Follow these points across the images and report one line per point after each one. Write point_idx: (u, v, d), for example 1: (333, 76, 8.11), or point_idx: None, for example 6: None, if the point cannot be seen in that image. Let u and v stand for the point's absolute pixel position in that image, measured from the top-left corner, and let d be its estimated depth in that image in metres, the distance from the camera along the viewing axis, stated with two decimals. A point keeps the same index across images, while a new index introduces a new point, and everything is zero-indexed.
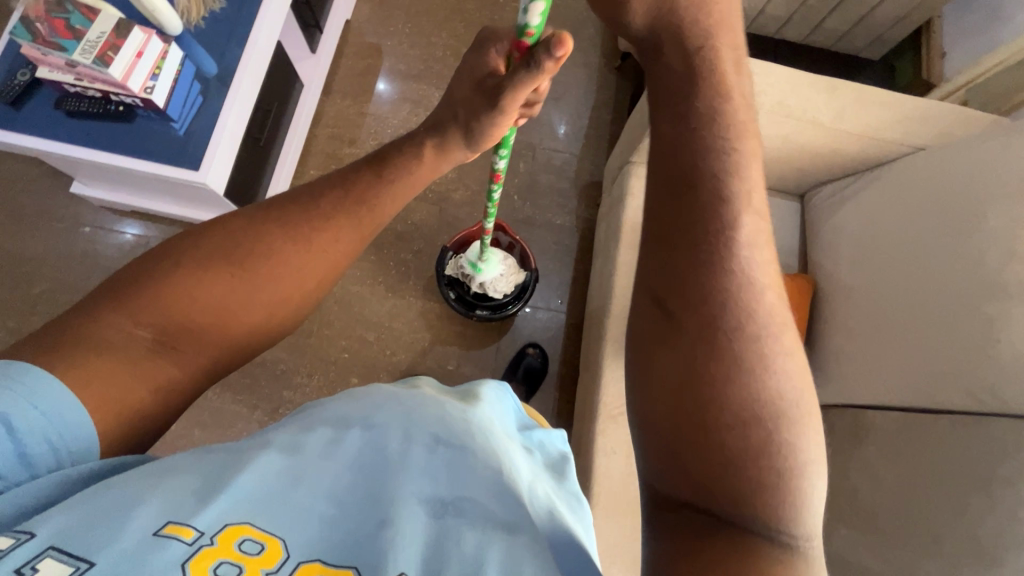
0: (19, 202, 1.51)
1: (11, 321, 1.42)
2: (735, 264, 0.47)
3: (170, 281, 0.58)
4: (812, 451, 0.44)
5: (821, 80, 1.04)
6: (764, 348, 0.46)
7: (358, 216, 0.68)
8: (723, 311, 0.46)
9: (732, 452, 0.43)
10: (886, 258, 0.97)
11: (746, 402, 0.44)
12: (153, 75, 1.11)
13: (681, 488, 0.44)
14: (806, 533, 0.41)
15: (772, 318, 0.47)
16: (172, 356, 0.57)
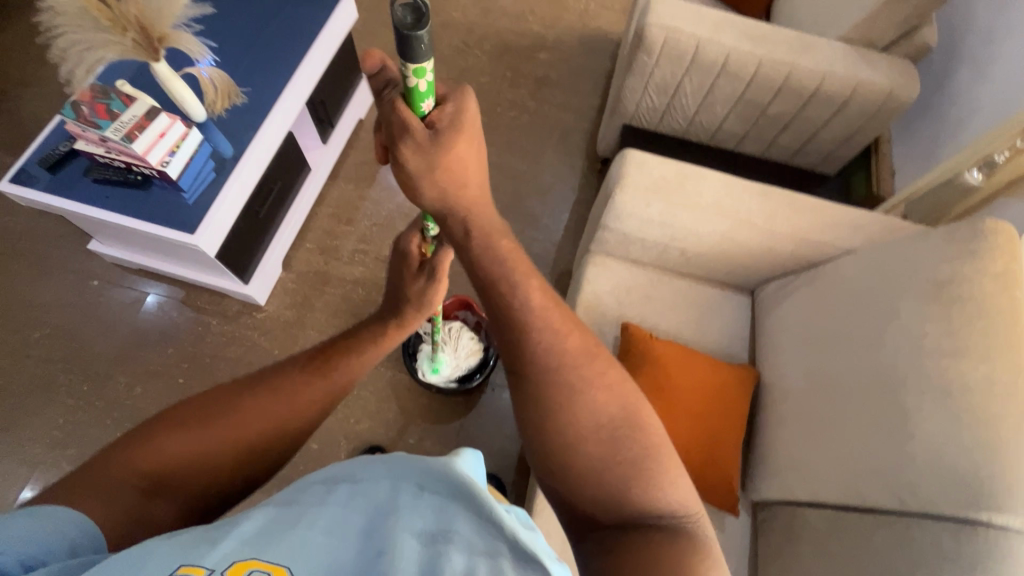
0: (42, 255, 1.67)
1: (7, 362, 1.52)
2: (543, 353, 0.60)
3: (172, 436, 0.62)
4: (649, 436, 0.61)
5: (755, 186, 1.14)
6: (585, 378, 0.61)
7: (342, 374, 0.71)
8: (546, 362, 0.60)
9: (599, 470, 0.58)
10: (818, 351, 1.00)
11: (600, 460, 0.58)
12: (171, 152, 1.28)
13: (581, 513, 0.58)
14: (673, 506, 0.58)
15: (580, 351, 0.61)
16: (166, 503, 0.59)
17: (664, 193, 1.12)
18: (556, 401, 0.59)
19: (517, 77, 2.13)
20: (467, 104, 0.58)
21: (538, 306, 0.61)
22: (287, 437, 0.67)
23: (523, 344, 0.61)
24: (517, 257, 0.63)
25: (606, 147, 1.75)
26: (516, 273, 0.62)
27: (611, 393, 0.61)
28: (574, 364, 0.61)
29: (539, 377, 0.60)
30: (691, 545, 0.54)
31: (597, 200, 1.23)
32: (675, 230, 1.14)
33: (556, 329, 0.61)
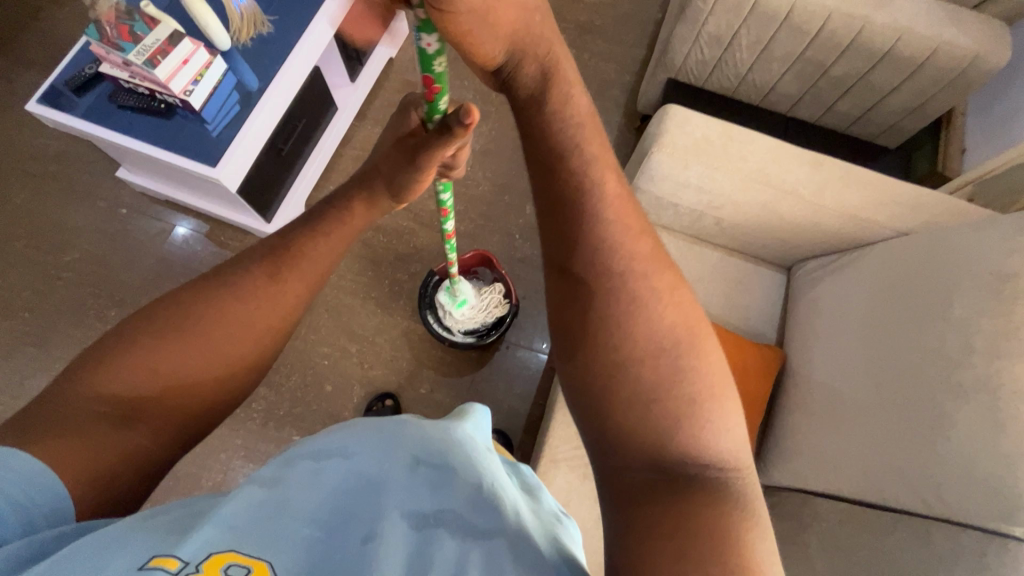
0: (73, 180, 1.69)
1: (39, 283, 1.57)
2: (607, 248, 0.53)
3: (129, 357, 0.58)
4: (712, 374, 0.52)
5: (805, 154, 1.04)
6: (648, 285, 0.53)
7: (304, 269, 0.69)
8: (610, 257, 0.53)
9: (650, 396, 0.49)
10: (853, 337, 0.93)
11: (654, 381, 0.50)
12: (195, 80, 1.26)
13: (619, 449, 0.49)
14: (723, 460, 0.49)
15: (647, 259, 0.54)
16: (140, 428, 0.56)
17: (704, 155, 1.03)
18: (612, 304, 0.52)
19: (558, 21, 1.99)
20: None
21: (611, 197, 0.54)
22: (253, 350, 0.64)
23: (585, 238, 0.53)
24: (593, 131, 0.56)
25: (646, 103, 1.64)
26: (590, 144, 0.55)
27: (677, 310, 0.53)
28: (638, 270, 0.53)
29: (595, 277, 0.53)
30: (741, 507, 0.46)
31: (630, 160, 1.15)
32: (712, 197, 1.06)
33: (625, 230, 0.54)
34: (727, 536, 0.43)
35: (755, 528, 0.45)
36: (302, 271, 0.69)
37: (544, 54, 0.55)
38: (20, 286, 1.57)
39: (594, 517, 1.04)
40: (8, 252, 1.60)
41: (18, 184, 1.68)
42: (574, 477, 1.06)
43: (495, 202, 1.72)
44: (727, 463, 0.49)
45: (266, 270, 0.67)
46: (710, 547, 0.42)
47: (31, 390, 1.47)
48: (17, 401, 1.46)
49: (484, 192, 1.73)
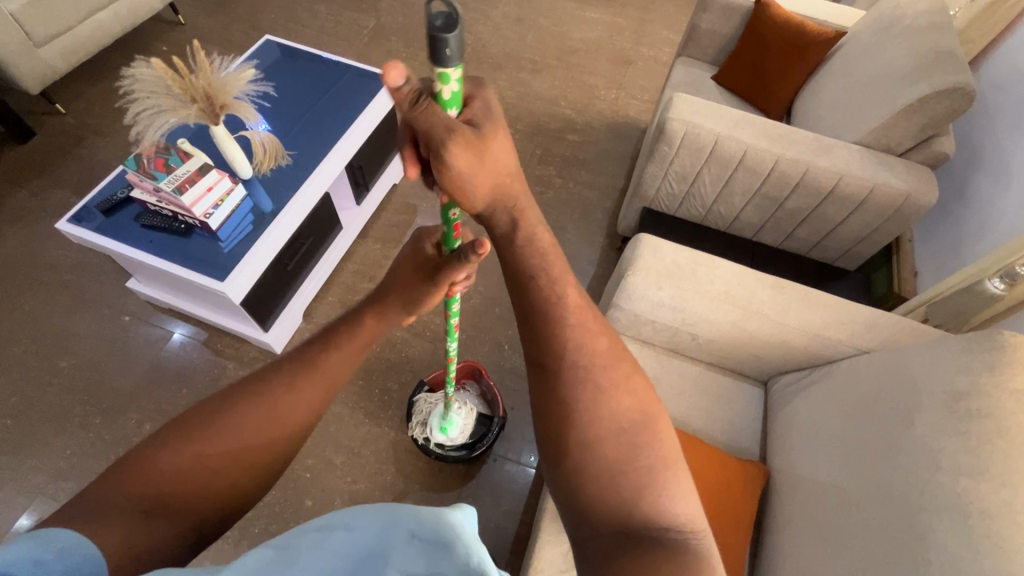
0: (83, 288, 1.77)
1: (29, 390, 1.58)
2: (569, 345, 0.61)
3: (159, 457, 0.61)
4: (667, 448, 0.58)
5: (768, 279, 1.15)
6: (605, 374, 0.60)
7: (326, 373, 0.72)
8: (573, 350, 0.61)
9: (613, 470, 0.55)
10: (829, 454, 0.96)
11: (615, 457, 0.55)
12: (215, 205, 1.39)
13: (592, 517, 0.54)
14: (684, 522, 0.54)
15: (606, 352, 0.62)
16: (160, 521, 0.58)
17: (676, 277, 1.13)
18: (580, 394, 0.58)
19: (545, 155, 2.24)
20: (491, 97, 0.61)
21: (571, 304, 0.63)
22: (277, 448, 0.67)
23: (557, 332, 0.61)
24: (558, 261, 0.65)
25: (625, 226, 1.80)
26: (552, 271, 0.64)
27: (631, 396, 0.60)
28: (599, 363, 0.61)
29: (560, 364, 0.60)
30: (701, 565, 0.51)
31: (609, 280, 1.25)
32: (686, 315, 1.14)
33: (585, 328, 0.62)
34: None
35: None
36: (320, 373, 0.72)
37: (513, 208, 0.65)
38: (8, 392, 1.57)
39: None
40: (5, 357, 1.63)
41: (29, 292, 1.75)
42: None
43: (486, 314, 1.81)
44: (687, 525, 0.54)
45: (287, 373, 0.71)
46: None
47: None
48: None
49: (476, 304, 1.82)
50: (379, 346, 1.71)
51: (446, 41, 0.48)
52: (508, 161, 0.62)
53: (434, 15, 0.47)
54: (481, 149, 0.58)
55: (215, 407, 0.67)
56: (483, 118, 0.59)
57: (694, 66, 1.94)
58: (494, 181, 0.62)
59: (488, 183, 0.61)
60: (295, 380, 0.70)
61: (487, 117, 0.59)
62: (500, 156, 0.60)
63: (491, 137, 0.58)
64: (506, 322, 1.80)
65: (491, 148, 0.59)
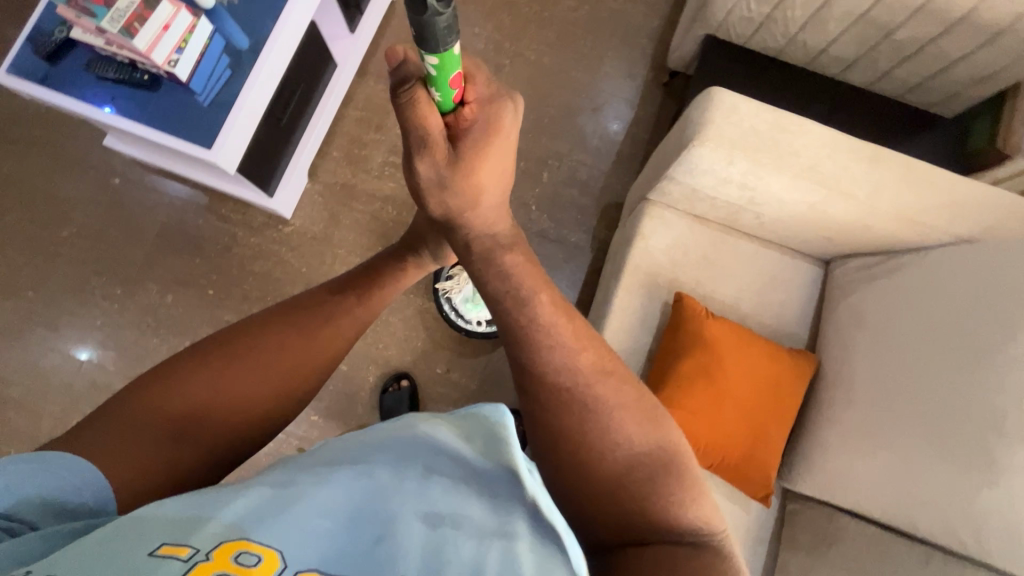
0: (59, 145, 1.58)
1: (39, 260, 1.52)
2: (549, 369, 0.57)
3: (191, 377, 0.62)
4: (671, 458, 0.57)
5: (864, 147, 0.93)
6: (597, 392, 0.57)
7: (358, 312, 0.72)
8: (557, 374, 0.57)
9: (615, 488, 0.55)
10: (892, 353, 0.90)
11: (612, 477, 0.55)
12: (178, 48, 1.13)
13: (602, 529, 0.55)
14: (699, 525, 0.55)
15: (593, 367, 0.58)
16: (191, 445, 0.59)
17: (753, 149, 0.93)
18: (570, 418, 0.56)
19: None
20: (505, 115, 0.54)
21: (546, 312, 0.58)
22: (304, 381, 0.67)
23: (533, 355, 0.57)
24: (529, 273, 0.60)
25: (679, 59, 1.48)
26: (522, 284, 0.59)
27: (631, 414, 0.57)
28: (587, 379, 0.57)
29: (541, 391, 0.57)
30: (717, 569, 0.52)
31: (665, 145, 1.05)
32: (755, 193, 0.98)
33: (569, 346, 0.58)
34: None
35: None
36: (355, 312, 0.72)
37: (478, 231, 0.59)
38: (19, 264, 1.51)
39: None
40: (1, 227, 1.53)
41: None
42: None
43: None
44: (701, 526, 0.55)
45: (326, 311, 0.71)
46: None
47: (47, 371, 1.46)
48: (34, 384, 1.45)
49: None
50: (395, 210, 1.57)
51: (438, 19, 0.42)
52: (497, 188, 0.57)
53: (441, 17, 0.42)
54: (452, 168, 0.54)
55: (241, 335, 0.67)
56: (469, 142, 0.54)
57: None
58: (468, 202, 0.56)
59: (455, 206, 0.57)
60: (325, 319, 0.70)
61: (476, 142, 0.54)
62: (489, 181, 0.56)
63: (475, 161, 0.54)
64: (533, 178, 1.62)
65: (468, 171, 0.54)
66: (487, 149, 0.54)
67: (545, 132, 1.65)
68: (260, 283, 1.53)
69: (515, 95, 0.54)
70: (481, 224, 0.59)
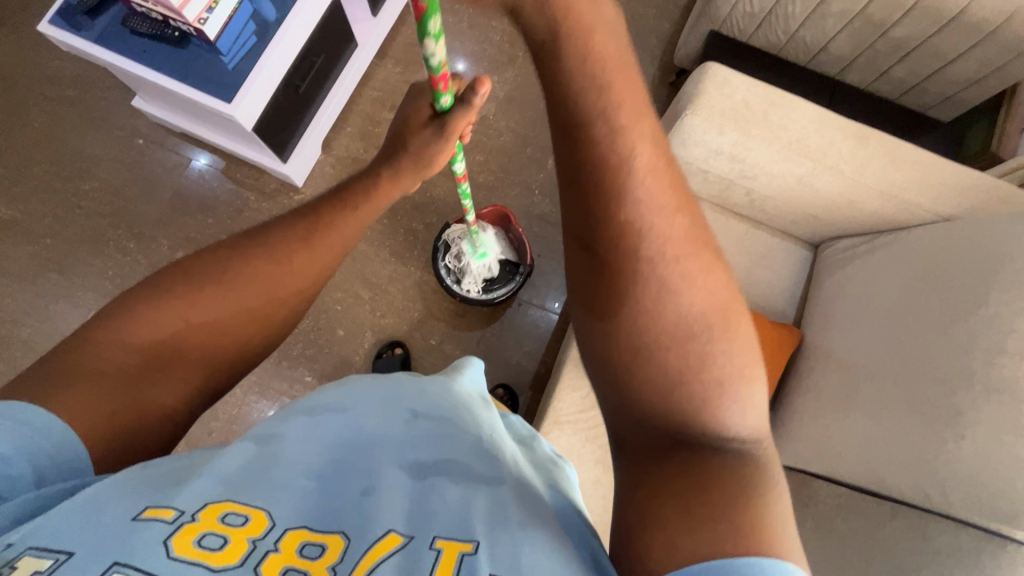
0: (90, 105, 1.66)
1: (60, 211, 1.58)
2: (632, 225, 0.52)
3: (156, 310, 0.60)
4: (744, 359, 0.51)
5: (852, 126, 0.97)
6: (680, 266, 0.51)
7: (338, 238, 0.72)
8: (638, 236, 0.52)
9: (668, 378, 0.49)
10: (874, 323, 0.91)
11: (675, 364, 0.49)
12: (209, 8, 1.18)
13: (640, 423, 0.50)
14: (752, 435, 0.49)
15: (683, 236, 0.52)
16: (161, 381, 0.59)
17: (743, 121, 0.96)
18: (642, 279, 0.51)
19: None
20: None
21: (644, 168, 0.53)
22: (285, 314, 0.68)
23: (614, 206, 0.52)
24: (627, 94, 0.54)
25: (684, 55, 1.54)
26: (619, 108, 0.53)
27: (709, 293, 0.52)
28: (672, 250, 0.52)
29: (615, 246, 0.52)
30: (771, 481, 0.45)
31: (661, 120, 1.09)
32: (745, 166, 1.01)
33: (660, 205, 0.53)
34: (751, 510, 0.41)
35: (780, 501, 0.44)
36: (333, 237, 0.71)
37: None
38: (41, 213, 1.58)
39: (593, 480, 1.08)
40: (29, 178, 1.60)
41: (33, 108, 1.65)
42: (577, 438, 1.09)
43: (516, 154, 1.67)
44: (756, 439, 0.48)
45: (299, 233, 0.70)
46: (728, 522, 0.40)
47: (55, 315, 1.51)
48: (43, 326, 1.51)
49: (507, 144, 1.68)
50: None
51: None
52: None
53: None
54: None
55: (219, 257, 0.66)
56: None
57: None
58: None
59: None
60: (300, 247, 0.69)
61: None
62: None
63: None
64: (537, 164, 1.67)
65: None
66: None
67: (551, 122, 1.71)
68: None
69: None
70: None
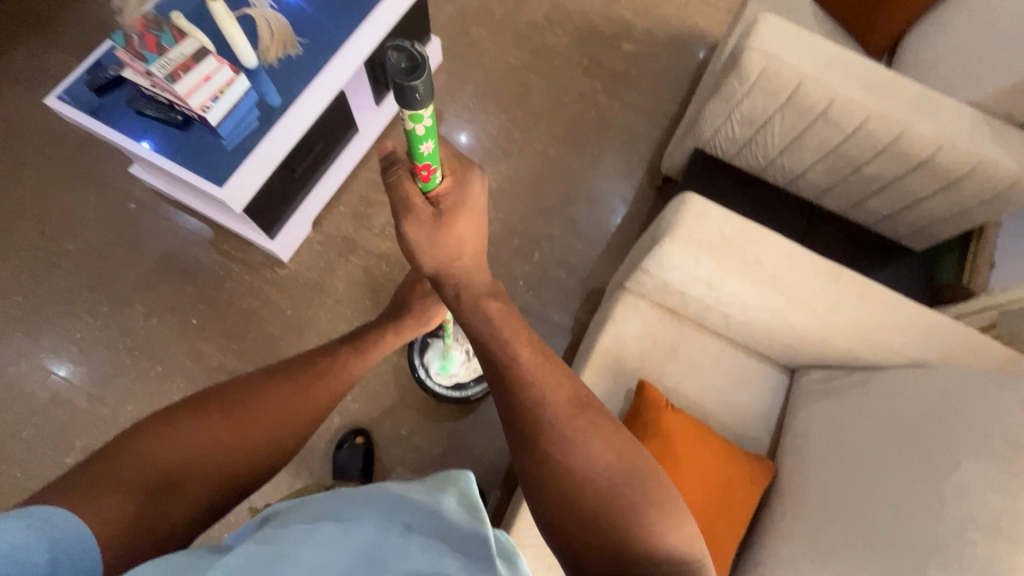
0: (88, 166, 1.68)
1: (38, 269, 1.57)
2: (533, 404, 0.64)
3: (182, 426, 0.66)
4: (650, 483, 0.62)
5: (826, 264, 0.99)
6: (573, 424, 0.63)
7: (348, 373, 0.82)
8: (538, 407, 0.63)
9: (593, 518, 0.59)
10: (848, 470, 0.88)
11: (595, 507, 0.60)
12: (214, 98, 1.25)
13: (588, 561, 0.59)
14: (680, 551, 0.59)
15: (568, 399, 0.65)
16: (177, 495, 0.62)
17: (719, 253, 0.99)
18: (550, 449, 0.62)
19: (592, 67, 1.97)
20: (473, 184, 0.66)
21: (528, 358, 0.66)
22: (297, 431, 0.74)
23: (517, 390, 0.64)
24: (506, 313, 0.68)
25: (670, 166, 1.61)
26: (504, 323, 0.67)
27: (604, 444, 0.63)
28: (565, 413, 0.63)
29: (525, 421, 0.63)
30: None
31: (641, 239, 1.12)
32: (721, 293, 1.02)
33: (545, 381, 0.65)
34: None
35: None
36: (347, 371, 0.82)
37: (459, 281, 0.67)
38: (19, 270, 1.56)
39: None
40: (13, 233, 1.60)
41: (28, 164, 1.67)
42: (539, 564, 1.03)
43: (503, 245, 1.71)
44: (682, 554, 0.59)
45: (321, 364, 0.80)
46: None
47: (14, 377, 1.47)
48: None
49: (495, 234, 1.72)
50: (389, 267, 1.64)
51: (413, 86, 0.48)
52: (474, 242, 0.66)
53: (396, 59, 0.48)
54: (442, 227, 0.63)
55: (244, 389, 0.73)
56: (449, 206, 0.64)
57: None
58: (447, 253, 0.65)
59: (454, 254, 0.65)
60: (318, 376, 0.78)
61: (452, 203, 0.65)
62: (467, 241, 0.65)
63: (451, 222, 0.64)
64: (524, 255, 1.70)
65: (453, 226, 0.64)
66: (461, 210, 0.65)
67: (540, 215, 1.76)
68: (244, 319, 1.56)
69: (477, 171, 0.67)
70: (465, 274, 0.67)
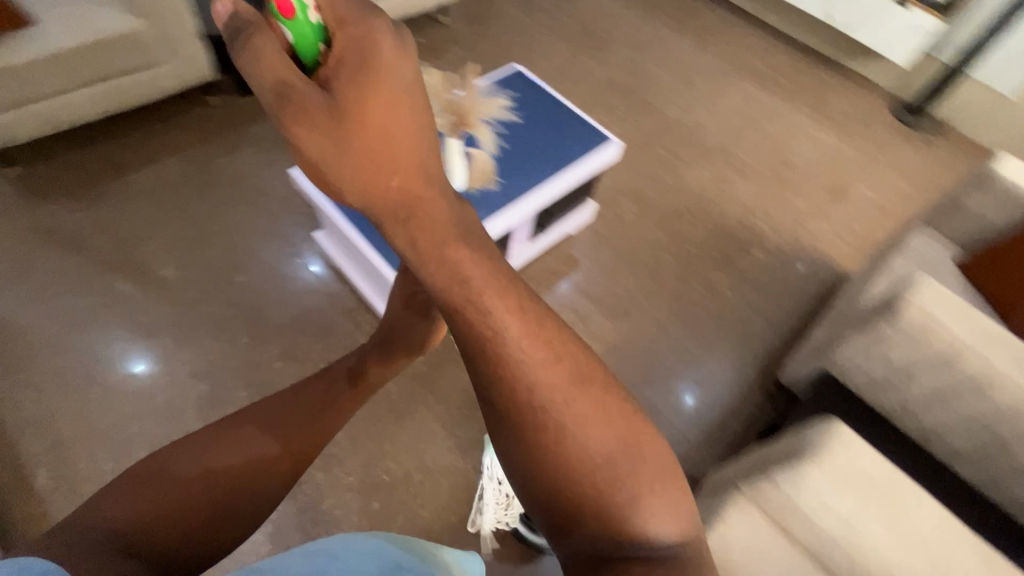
0: (279, 219, 1.97)
1: (206, 290, 1.79)
2: (523, 403, 0.51)
3: (183, 461, 0.65)
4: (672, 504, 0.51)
5: (983, 547, 0.94)
6: (579, 428, 0.50)
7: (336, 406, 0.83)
8: (533, 407, 0.51)
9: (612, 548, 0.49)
10: None
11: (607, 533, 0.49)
12: None
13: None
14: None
15: (575, 392, 0.51)
16: (181, 523, 0.59)
17: (865, 492, 1.00)
18: (552, 465, 0.50)
19: (724, 264, 2.13)
20: (377, 44, 0.59)
21: (516, 336, 0.52)
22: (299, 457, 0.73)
23: (505, 391, 0.52)
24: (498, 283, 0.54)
25: (792, 378, 1.70)
26: (492, 295, 0.53)
27: (615, 441, 0.51)
28: (564, 408, 0.50)
29: (519, 430, 0.51)
30: None
31: (776, 448, 1.13)
32: (856, 535, 0.97)
33: (541, 369, 0.51)
34: None
35: None
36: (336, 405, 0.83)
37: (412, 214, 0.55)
38: (192, 286, 1.79)
39: None
40: (201, 254, 1.86)
41: (235, 204, 1.99)
42: None
43: None
44: None
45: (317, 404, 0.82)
46: None
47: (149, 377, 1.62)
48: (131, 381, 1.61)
49: None
50: None
51: None
52: (411, 155, 0.56)
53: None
54: (334, 125, 0.56)
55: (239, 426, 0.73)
56: (346, 87, 0.57)
57: (938, 239, 1.72)
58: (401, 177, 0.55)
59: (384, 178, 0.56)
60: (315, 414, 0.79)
61: (350, 78, 0.58)
62: (400, 150, 0.56)
63: (362, 112, 0.56)
64: None
65: (347, 110, 0.56)
66: (366, 81, 0.58)
67: (648, 382, 1.83)
68: None
69: (384, 28, 0.61)
70: (421, 199, 0.56)
